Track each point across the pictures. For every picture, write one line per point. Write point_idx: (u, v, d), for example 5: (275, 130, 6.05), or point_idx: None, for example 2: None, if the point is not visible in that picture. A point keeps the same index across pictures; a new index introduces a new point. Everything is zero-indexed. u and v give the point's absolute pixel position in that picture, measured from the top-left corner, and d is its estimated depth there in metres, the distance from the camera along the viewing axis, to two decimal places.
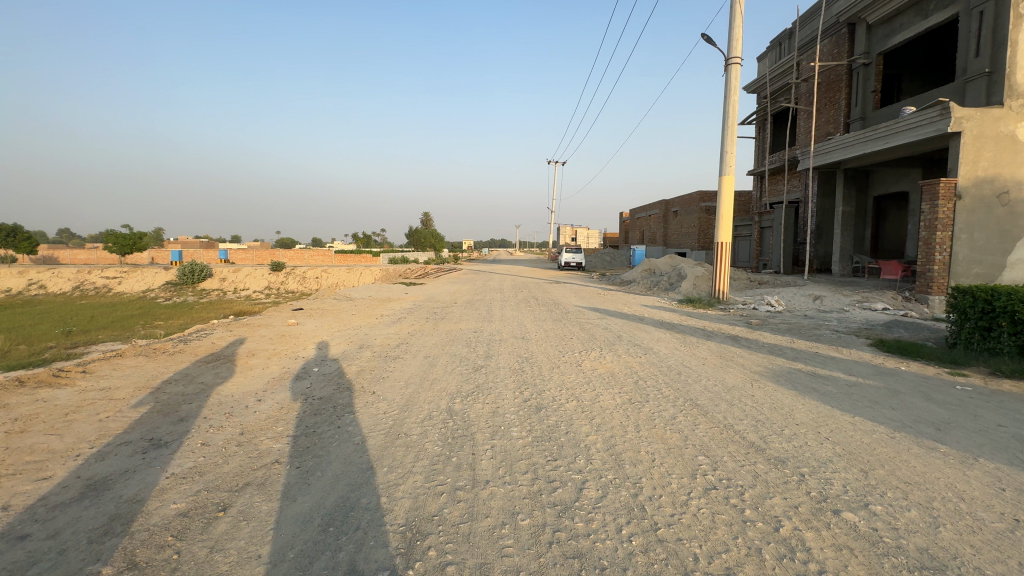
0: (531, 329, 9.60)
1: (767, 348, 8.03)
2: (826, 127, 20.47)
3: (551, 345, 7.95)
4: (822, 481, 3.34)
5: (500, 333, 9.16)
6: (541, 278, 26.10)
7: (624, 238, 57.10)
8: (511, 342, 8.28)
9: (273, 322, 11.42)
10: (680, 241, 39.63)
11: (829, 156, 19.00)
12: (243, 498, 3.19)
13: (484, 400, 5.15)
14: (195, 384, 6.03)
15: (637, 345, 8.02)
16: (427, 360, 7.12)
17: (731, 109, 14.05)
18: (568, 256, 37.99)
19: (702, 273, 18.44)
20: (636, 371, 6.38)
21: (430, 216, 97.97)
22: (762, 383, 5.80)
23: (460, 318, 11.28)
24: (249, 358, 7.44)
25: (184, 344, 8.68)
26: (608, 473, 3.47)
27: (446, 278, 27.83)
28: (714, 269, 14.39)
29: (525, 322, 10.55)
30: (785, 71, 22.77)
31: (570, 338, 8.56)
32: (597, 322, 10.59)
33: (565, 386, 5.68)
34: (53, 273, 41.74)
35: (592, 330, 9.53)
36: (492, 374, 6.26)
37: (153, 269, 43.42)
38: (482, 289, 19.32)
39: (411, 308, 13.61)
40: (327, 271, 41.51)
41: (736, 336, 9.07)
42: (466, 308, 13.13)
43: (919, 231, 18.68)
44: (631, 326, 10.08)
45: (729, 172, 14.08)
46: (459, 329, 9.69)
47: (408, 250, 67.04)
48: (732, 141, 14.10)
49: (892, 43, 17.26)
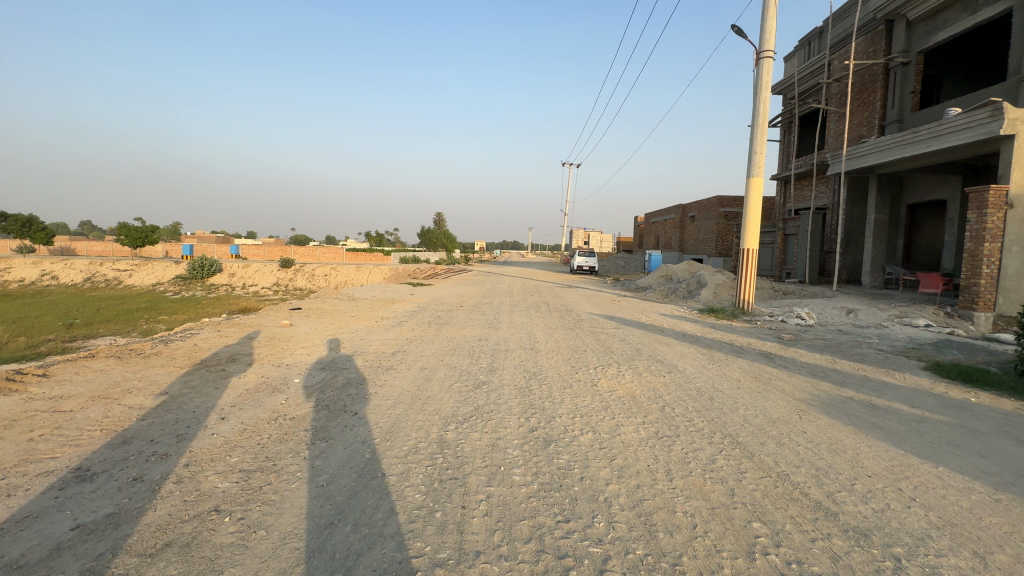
0: (540, 339, 8.76)
1: (807, 369, 7.11)
2: (859, 130, 19.35)
3: (561, 359, 7.11)
4: (927, 572, 2.48)
5: (506, 343, 8.34)
6: (552, 282, 25.26)
7: (639, 243, 56.08)
8: (518, 354, 7.45)
9: (267, 322, 10.74)
10: (697, 247, 38.42)
11: (863, 160, 17.89)
12: (156, 567, 2.43)
13: (482, 429, 4.34)
14: (158, 395, 5.32)
15: (659, 361, 7.15)
16: (424, 373, 6.34)
17: (762, 106, 13.10)
18: (580, 259, 37.06)
19: (723, 281, 17.43)
20: (659, 394, 5.52)
21: (442, 218, 97.89)
22: (812, 416, 4.89)
23: (465, 324, 10.50)
24: (228, 365, 6.73)
25: (164, 345, 8.01)
26: (636, 545, 2.65)
27: (455, 279, 27.13)
28: (739, 277, 13.42)
29: (534, 330, 9.71)
30: (815, 71, 21.70)
31: (583, 352, 7.69)
32: (613, 333, 9.72)
33: (578, 412, 4.84)
34: (67, 264, 42.02)
35: (608, 342, 8.67)
36: (494, 393, 5.45)
37: (164, 263, 43.50)
38: (491, 291, 18.54)
39: (415, 311, 12.82)
40: (336, 269, 41.09)
41: (769, 353, 8.13)
42: (472, 312, 12.37)
43: (958, 241, 17.54)
44: (650, 338, 9.19)
45: (758, 174, 13.11)
46: (462, 337, 8.87)
47: (419, 249, 66.80)
48: (762, 140, 13.14)
49: (935, 40, 16.17)
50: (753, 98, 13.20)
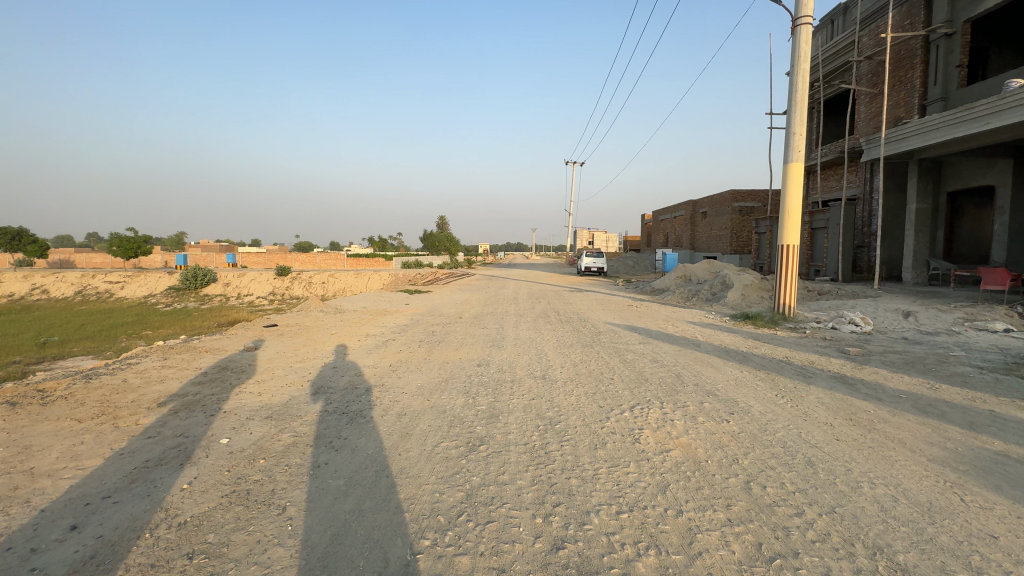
0: (555, 363, 7.08)
1: (910, 401, 5.40)
2: (896, 112, 17.58)
3: (584, 397, 5.42)
4: None
5: (512, 369, 6.69)
6: (561, 285, 23.47)
7: (647, 241, 54.41)
8: (529, 389, 5.78)
9: (228, 344, 9.11)
10: (710, 245, 36.62)
11: (906, 142, 16.08)
12: None
13: (477, 548, 2.67)
14: (12, 474, 3.69)
15: (713, 396, 5.45)
16: (401, 423, 4.69)
17: (800, 79, 11.36)
18: (588, 260, 35.37)
19: (751, 281, 15.72)
20: (734, 458, 3.82)
21: (445, 219, 96.62)
22: (983, 501, 3.18)
23: (462, 342, 8.83)
24: (146, 414, 5.10)
25: (85, 382, 6.39)
26: None
27: (455, 285, 25.46)
28: (779, 277, 11.68)
29: (545, 350, 8.03)
30: (842, 50, 19.94)
31: (610, 382, 6.03)
32: (640, 351, 8.03)
33: (626, 498, 3.19)
34: (59, 277, 40.97)
35: (638, 365, 6.98)
36: (498, 459, 3.80)
37: (158, 274, 42.23)
38: (494, 298, 16.98)
39: (406, 326, 11.16)
40: (334, 276, 39.69)
41: (845, 378, 6.39)
42: (471, 326, 10.75)
43: (1011, 232, 15.82)
44: (689, 358, 7.47)
45: (798, 158, 11.38)
46: (457, 362, 7.22)
47: (422, 253, 65.51)
48: (802, 119, 11.39)
49: (983, 6, 14.46)
50: (789, 72, 11.47)
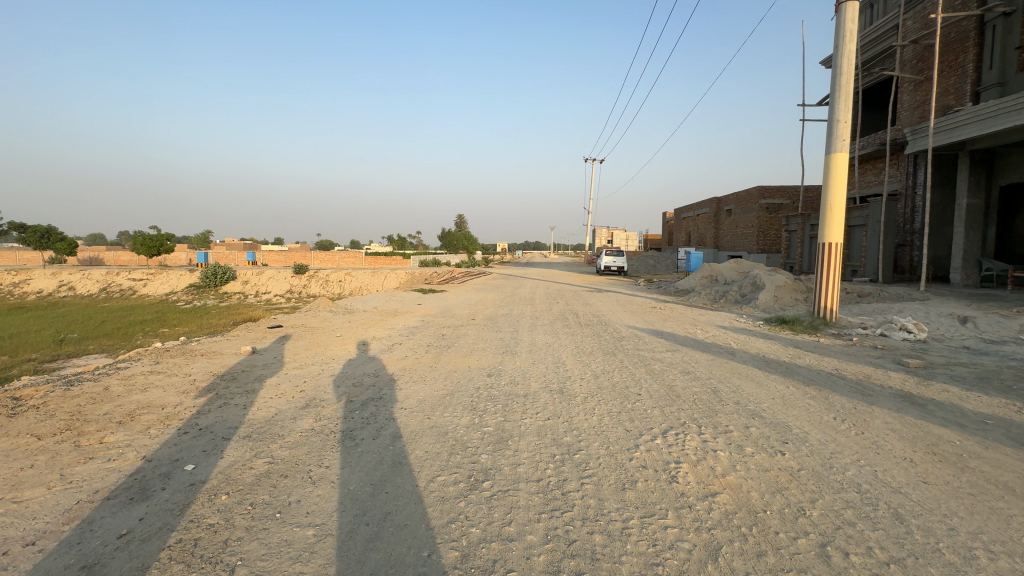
0: (574, 373, 6.34)
1: (999, 429, 4.52)
2: (945, 100, 16.29)
3: (608, 418, 4.68)
4: None
5: (526, 381, 6.01)
6: (580, 286, 22.65)
7: (668, 240, 53.01)
8: (545, 405, 5.07)
9: (226, 347, 8.61)
10: (735, 244, 35.26)
11: (959, 131, 14.81)
12: None
13: None
14: None
15: (760, 419, 4.66)
16: (394, 448, 4.03)
17: (846, 62, 10.37)
18: (608, 259, 34.38)
19: (784, 282, 14.72)
20: (798, 509, 3.05)
21: (464, 218, 96.33)
22: None
23: (473, 348, 8.15)
24: (114, 430, 4.55)
25: (65, 389, 5.93)
26: None
27: (471, 285, 24.82)
28: (820, 279, 10.72)
29: (563, 358, 7.28)
30: (883, 35, 18.67)
31: (638, 399, 5.28)
32: (669, 360, 7.21)
33: (666, 568, 2.46)
34: (84, 275, 41.80)
35: (668, 378, 6.19)
36: (504, 503, 3.10)
37: (179, 272, 42.74)
38: (510, 299, 16.30)
39: (415, 328, 10.55)
40: (351, 274, 39.56)
41: (911, 396, 5.52)
42: (484, 329, 10.09)
43: None
44: (725, 369, 6.65)
45: (842, 149, 10.41)
46: (466, 371, 6.57)
47: (440, 253, 65.27)
48: (847, 105, 10.41)
49: None
50: (834, 54, 10.49)
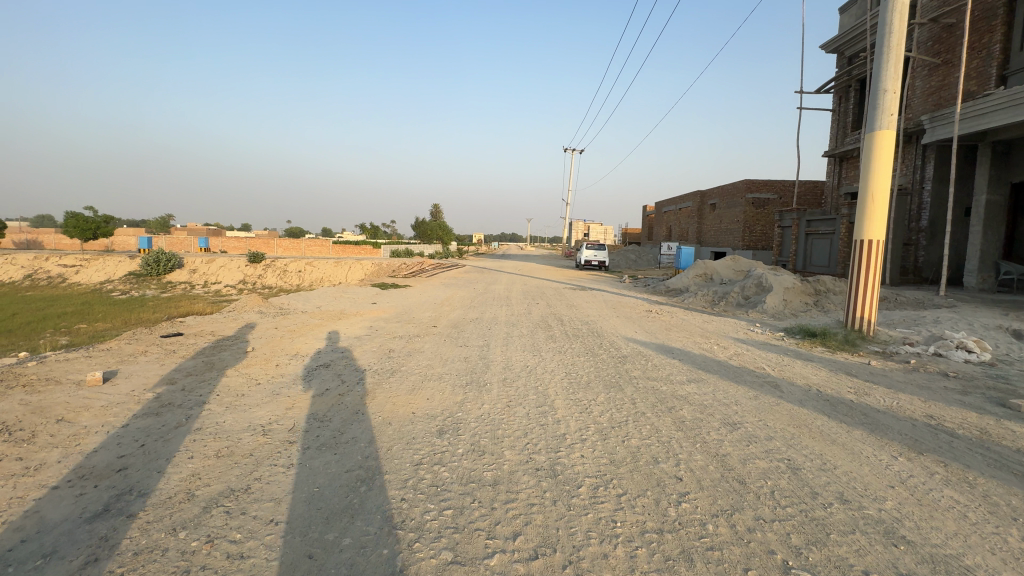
0: (569, 431, 4.16)
1: None
2: (966, 84, 14.81)
3: (645, 554, 2.53)
4: None
5: (496, 448, 3.80)
6: (560, 282, 20.72)
7: (648, 234, 51.68)
8: (529, 515, 2.89)
9: (79, 367, 6.12)
10: (719, 239, 33.88)
11: (986, 119, 13.24)
12: None
13: None
14: None
15: (914, 554, 2.59)
16: None
17: (898, 16, 8.42)
18: (589, 253, 32.53)
19: (792, 284, 12.99)
20: None
21: (438, 208, 93.24)
22: None
23: (424, 375, 5.88)
24: None
25: None
26: None
27: (441, 279, 22.41)
28: (857, 283, 8.88)
29: (551, 397, 5.10)
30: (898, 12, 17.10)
31: (684, 494, 3.15)
32: (698, 400, 5.12)
33: None
34: (8, 259, 37.34)
35: (711, 439, 4.11)
36: None
37: (119, 257, 38.64)
38: (480, 298, 14.13)
39: (356, 340, 8.18)
40: (311, 263, 36.56)
41: None
42: (443, 342, 7.85)
43: None
44: (784, 420, 4.59)
45: (887, 125, 8.56)
46: (405, 424, 4.33)
47: (413, 243, 62.42)
48: (897, 73, 8.52)
49: None
50: (883, 9, 8.53)
